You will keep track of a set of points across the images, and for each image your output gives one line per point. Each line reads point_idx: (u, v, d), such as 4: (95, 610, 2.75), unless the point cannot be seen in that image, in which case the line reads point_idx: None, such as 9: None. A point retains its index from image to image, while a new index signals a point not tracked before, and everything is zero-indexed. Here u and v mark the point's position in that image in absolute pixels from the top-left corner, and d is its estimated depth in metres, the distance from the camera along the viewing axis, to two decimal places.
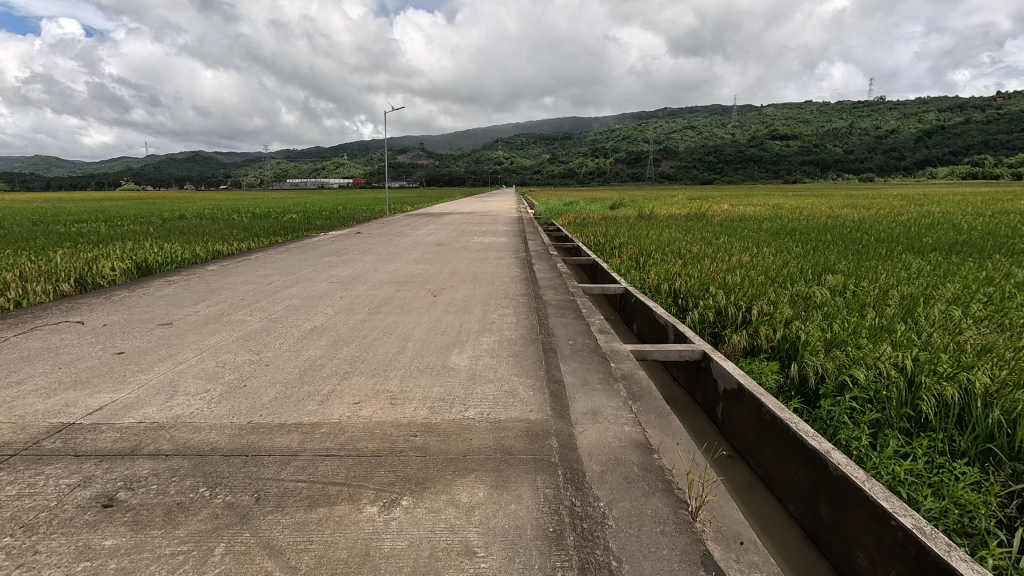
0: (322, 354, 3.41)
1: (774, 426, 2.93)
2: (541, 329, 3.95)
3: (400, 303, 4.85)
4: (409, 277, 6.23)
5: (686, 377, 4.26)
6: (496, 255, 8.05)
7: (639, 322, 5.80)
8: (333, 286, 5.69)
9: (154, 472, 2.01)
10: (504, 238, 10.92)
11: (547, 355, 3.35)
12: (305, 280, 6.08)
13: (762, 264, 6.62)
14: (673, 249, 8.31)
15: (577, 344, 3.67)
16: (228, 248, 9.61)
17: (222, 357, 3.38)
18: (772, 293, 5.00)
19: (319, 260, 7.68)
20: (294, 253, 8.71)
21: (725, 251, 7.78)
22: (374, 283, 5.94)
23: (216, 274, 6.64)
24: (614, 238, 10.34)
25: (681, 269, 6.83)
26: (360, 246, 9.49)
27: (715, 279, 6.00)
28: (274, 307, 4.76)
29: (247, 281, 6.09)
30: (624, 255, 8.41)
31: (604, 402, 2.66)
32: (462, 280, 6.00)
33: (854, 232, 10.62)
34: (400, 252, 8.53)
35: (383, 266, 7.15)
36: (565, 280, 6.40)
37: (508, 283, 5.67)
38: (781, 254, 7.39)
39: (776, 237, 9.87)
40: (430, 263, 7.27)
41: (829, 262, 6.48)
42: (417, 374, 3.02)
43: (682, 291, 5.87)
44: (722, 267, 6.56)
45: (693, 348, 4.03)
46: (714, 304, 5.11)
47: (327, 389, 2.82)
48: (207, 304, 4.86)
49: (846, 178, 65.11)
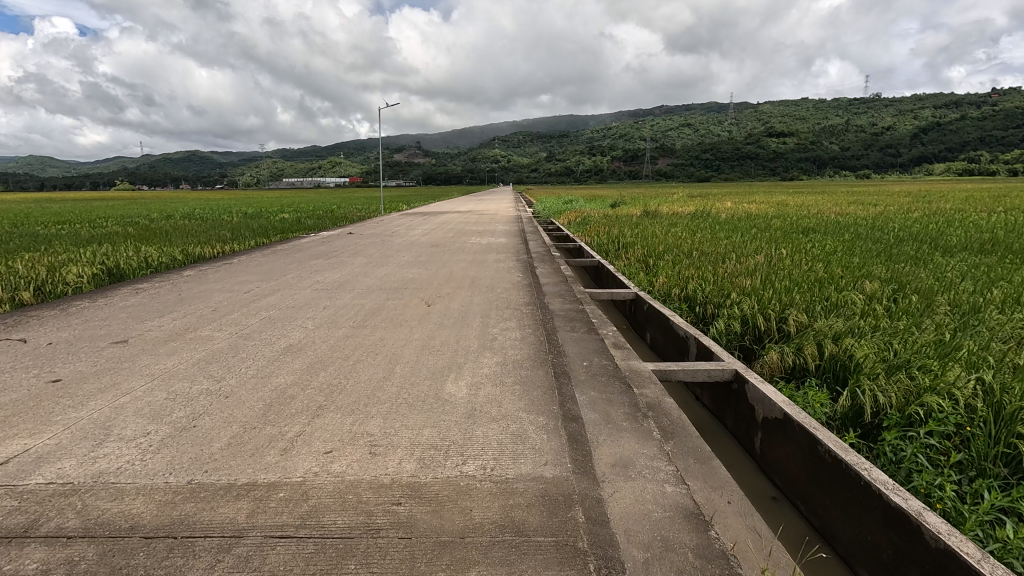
0: (294, 382, 2.89)
1: (835, 469, 2.43)
2: (549, 347, 3.43)
3: (389, 315, 4.32)
4: (401, 284, 5.70)
5: (714, 399, 3.76)
6: (495, 258, 7.51)
7: (653, 332, 5.30)
8: (317, 295, 5.15)
9: (44, 568, 1.49)
10: (503, 239, 10.40)
11: (559, 382, 2.84)
12: (287, 288, 5.54)
13: (784, 267, 6.09)
14: (683, 250, 7.77)
15: (592, 365, 3.16)
16: (211, 250, 9.04)
17: (175, 386, 2.86)
18: (805, 301, 4.52)
19: (305, 265, 7.15)
20: (279, 256, 8.15)
21: (740, 252, 7.24)
22: (363, 290, 5.40)
23: (191, 280, 6.09)
24: (619, 238, 9.82)
25: (695, 272, 6.31)
26: (351, 248, 8.97)
27: (735, 283, 5.49)
28: (247, 320, 4.22)
29: (223, 289, 5.55)
30: (630, 257, 7.90)
31: (634, 450, 2.15)
32: (459, 286, 5.49)
33: (873, 232, 10.08)
34: (392, 254, 7.98)
35: (372, 270, 6.61)
36: (572, 285, 5.89)
37: (509, 290, 5.14)
38: (801, 256, 6.85)
39: (790, 236, 9.35)
40: (425, 267, 6.73)
41: (859, 266, 5.93)
42: (405, 409, 2.50)
43: (700, 297, 5.36)
44: (741, 270, 6.05)
45: (723, 367, 3.53)
46: (740, 314, 4.62)
47: (293, 432, 2.30)
48: (173, 317, 4.33)
49: (844, 176, 64.60)
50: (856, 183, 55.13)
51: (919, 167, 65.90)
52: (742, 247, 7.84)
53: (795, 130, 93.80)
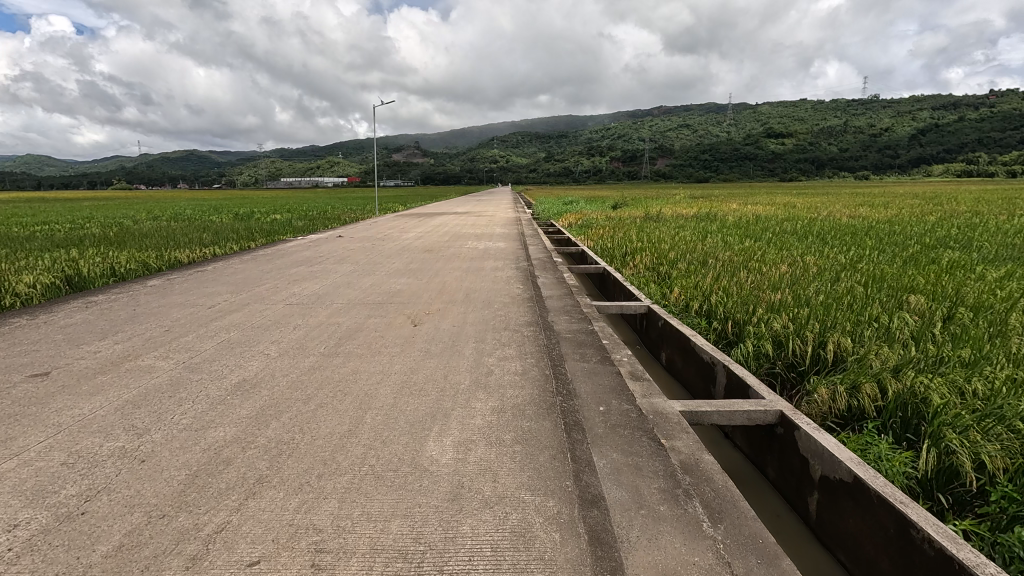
0: (237, 436, 2.28)
1: (939, 567, 1.83)
2: (557, 384, 2.83)
3: (368, 338, 3.70)
4: (386, 297, 5.08)
5: (753, 445, 3.16)
6: (492, 266, 6.89)
7: (670, 351, 4.72)
8: (290, 312, 4.53)
9: None
10: (502, 243, 9.80)
11: (572, 439, 2.23)
12: (259, 302, 4.93)
13: (813, 277, 5.48)
14: (696, 257, 7.16)
15: (611, 410, 2.56)
16: (187, 256, 8.40)
17: (81, 444, 2.24)
18: (847, 317, 3.94)
19: (285, 273, 6.53)
20: (259, 262, 7.51)
21: (761, 260, 6.64)
22: (344, 305, 4.79)
23: (154, 292, 5.47)
24: (625, 242, 9.24)
25: (711, 282, 5.70)
26: (338, 253, 8.35)
27: (760, 295, 4.90)
28: (202, 345, 3.61)
29: (186, 303, 4.92)
30: (638, 265, 7.29)
31: (681, 561, 1.55)
32: (452, 300, 4.89)
33: (893, 236, 9.50)
34: (381, 261, 7.36)
35: (357, 280, 5.97)
36: (578, 298, 5.30)
37: (508, 306, 4.54)
38: (828, 265, 6.26)
39: (807, 241, 8.79)
40: (415, 277, 6.11)
41: (896, 277, 5.35)
42: (369, 487, 1.88)
43: (722, 311, 4.75)
44: (765, 279, 5.44)
45: (765, 408, 2.94)
46: (770, 334, 4.02)
47: (213, 525, 1.69)
48: (115, 342, 3.70)
49: (843, 177, 64.04)
50: (857, 183, 54.79)
51: (919, 168, 65.51)
52: (762, 253, 7.22)
53: (795, 130, 93.33)
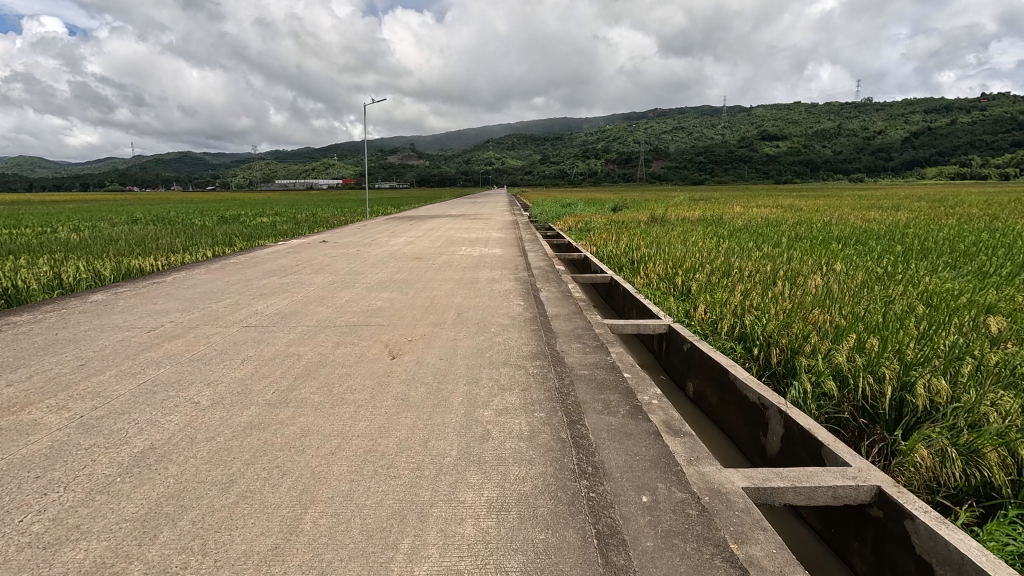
0: (102, 562, 1.50)
1: None
2: (578, 457, 2.06)
3: (331, 378, 2.92)
4: (362, 318, 4.28)
5: (829, 522, 2.39)
6: (488, 277, 6.12)
7: (700, 383, 4.01)
8: (244, 337, 3.76)
9: None
10: (499, 249, 9.08)
11: (611, 569, 1.47)
12: (210, 323, 4.15)
13: (862, 292, 4.77)
14: (716, 266, 6.45)
15: (658, 505, 1.80)
16: (150, 264, 7.59)
17: None
18: (928, 349, 3.20)
19: (252, 286, 5.75)
20: (228, 272, 6.73)
21: (793, 270, 5.92)
22: (311, 327, 4.02)
23: (93, 309, 4.68)
24: (633, 248, 8.54)
25: (742, 296, 4.98)
26: (318, 261, 7.59)
27: (804, 314, 4.18)
28: (118, 388, 2.82)
29: (123, 324, 4.13)
30: (650, 275, 6.56)
31: None
32: (440, 321, 4.12)
33: (922, 241, 8.87)
34: (363, 271, 6.59)
35: (331, 296, 5.17)
36: (589, 318, 4.56)
37: (507, 329, 3.79)
38: (872, 276, 5.56)
39: (830, 247, 8.11)
40: (400, 291, 5.35)
41: (958, 292, 4.65)
42: None
43: (761, 335, 4.02)
44: (806, 293, 4.72)
45: (855, 481, 2.18)
46: (831, 368, 3.29)
47: None
48: (8, 383, 2.90)
49: (837, 179, 63.85)
50: (855, 186, 54.58)
51: (914, 170, 65.45)
52: (791, 262, 6.51)
53: (789, 133, 93.30)
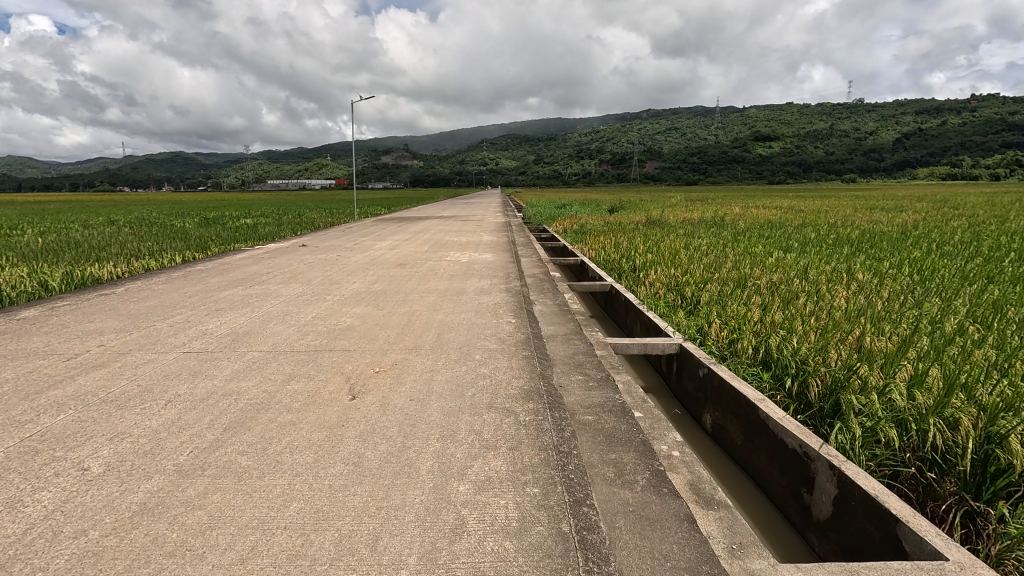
0: None
1: None
2: (587, 569, 1.46)
3: (269, 430, 2.30)
4: (325, 341, 3.65)
5: None
6: (476, 288, 5.52)
7: (722, 418, 3.43)
8: (180, 367, 3.14)
9: None
10: (490, 254, 8.50)
11: None
12: (145, 348, 3.52)
13: (898, 307, 4.22)
14: (727, 274, 5.88)
15: None
16: (108, 272, 6.94)
17: None
18: (1005, 386, 2.65)
19: (210, 298, 5.13)
20: (189, 281, 6.11)
21: (815, 280, 5.36)
22: (263, 353, 3.40)
23: (17, 328, 4.05)
24: (632, 253, 7.99)
25: (763, 312, 4.40)
26: (292, 268, 6.98)
27: (840, 335, 3.62)
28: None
29: (42, 349, 3.49)
30: (655, 284, 5.99)
31: None
32: (417, 344, 3.52)
33: (942, 244, 8.34)
34: (338, 281, 5.98)
35: (296, 312, 4.55)
36: (589, 338, 3.96)
37: (494, 358, 3.19)
38: (904, 287, 5.01)
39: (843, 251, 7.59)
40: (376, 304, 4.74)
41: (1009, 307, 4.10)
42: None
43: (792, 360, 3.45)
44: (836, 309, 4.17)
45: None
46: (886, 410, 2.71)
47: None
48: None
49: (829, 180, 63.76)
50: (850, 185, 54.44)
51: (907, 171, 65.48)
52: (809, 270, 5.95)
53: (782, 134, 93.36)
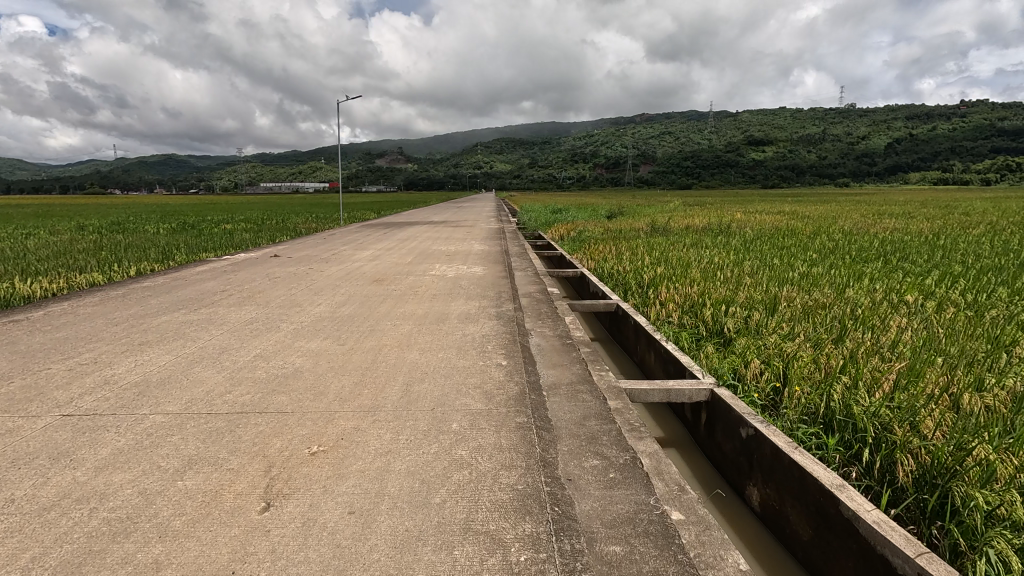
0: None
1: None
2: None
3: None
4: (258, 397, 2.79)
5: None
6: (461, 312, 4.68)
7: (778, 501, 2.54)
8: (40, 445, 2.26)
9: None
10: (480, 267, 7.69)
11: None
12: (11, 410, 2.63)
13: (984, 346, 3.39)
14: (752, 294, 5.06)
15: None
16: (40, 289, 6.01)
17: None
18: None
19: (139, 327, 4.25)
20: (127, 301, 5.22)
21: (860, 303, 4.55)
22: (166, 419, 2.52)
23: None
24: (637, 265, 7.19)
25: (812, 350, 3.58)
26: (253, 285, 6.10)
27: (927, 389, 2.81)
28: None
29: None
30: (669, 304, 5.17)
31: None
32: (375, 404, 2.65)
33: (973, 257, 7.59)
34: (301, 302, 5.12)
35: (237, 348, 3.68)
36: (598, 384, 3.11)
37: (477, 431, 2.34)
38: (967, 314, 4.21)
39: (876, 265, 6.79)
40: (336, 337, 3.88)
41: None
42: None
43: (870, 423, 2.61)
44: (906, 348, 3.35)
45: None
46: None
47: None
48: None
49: (821, 184, 63.48)
50: (840, 188, 54.31)
51: (899, 175, 65.31)
52: (846, 289, 5.14)
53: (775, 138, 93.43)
